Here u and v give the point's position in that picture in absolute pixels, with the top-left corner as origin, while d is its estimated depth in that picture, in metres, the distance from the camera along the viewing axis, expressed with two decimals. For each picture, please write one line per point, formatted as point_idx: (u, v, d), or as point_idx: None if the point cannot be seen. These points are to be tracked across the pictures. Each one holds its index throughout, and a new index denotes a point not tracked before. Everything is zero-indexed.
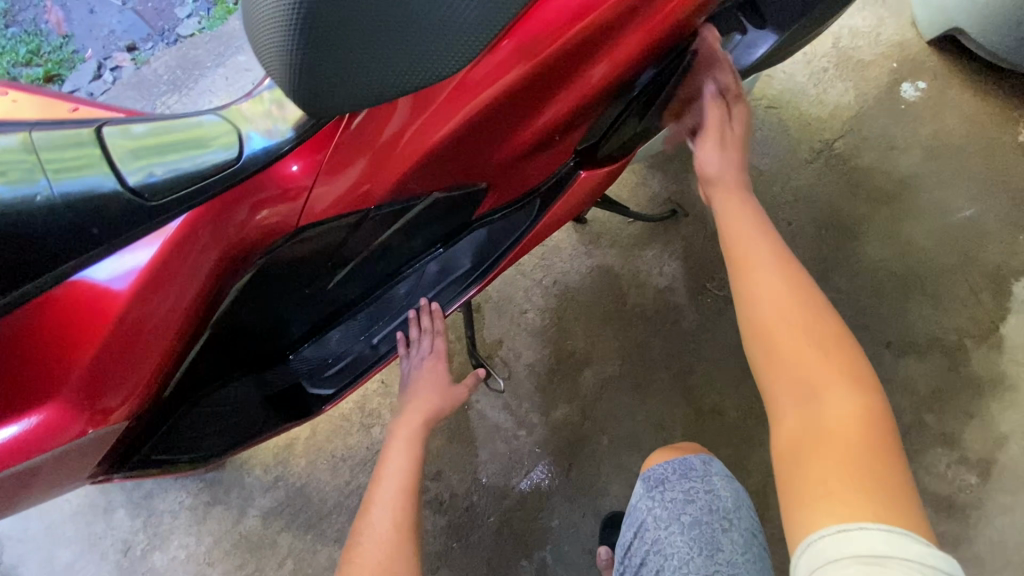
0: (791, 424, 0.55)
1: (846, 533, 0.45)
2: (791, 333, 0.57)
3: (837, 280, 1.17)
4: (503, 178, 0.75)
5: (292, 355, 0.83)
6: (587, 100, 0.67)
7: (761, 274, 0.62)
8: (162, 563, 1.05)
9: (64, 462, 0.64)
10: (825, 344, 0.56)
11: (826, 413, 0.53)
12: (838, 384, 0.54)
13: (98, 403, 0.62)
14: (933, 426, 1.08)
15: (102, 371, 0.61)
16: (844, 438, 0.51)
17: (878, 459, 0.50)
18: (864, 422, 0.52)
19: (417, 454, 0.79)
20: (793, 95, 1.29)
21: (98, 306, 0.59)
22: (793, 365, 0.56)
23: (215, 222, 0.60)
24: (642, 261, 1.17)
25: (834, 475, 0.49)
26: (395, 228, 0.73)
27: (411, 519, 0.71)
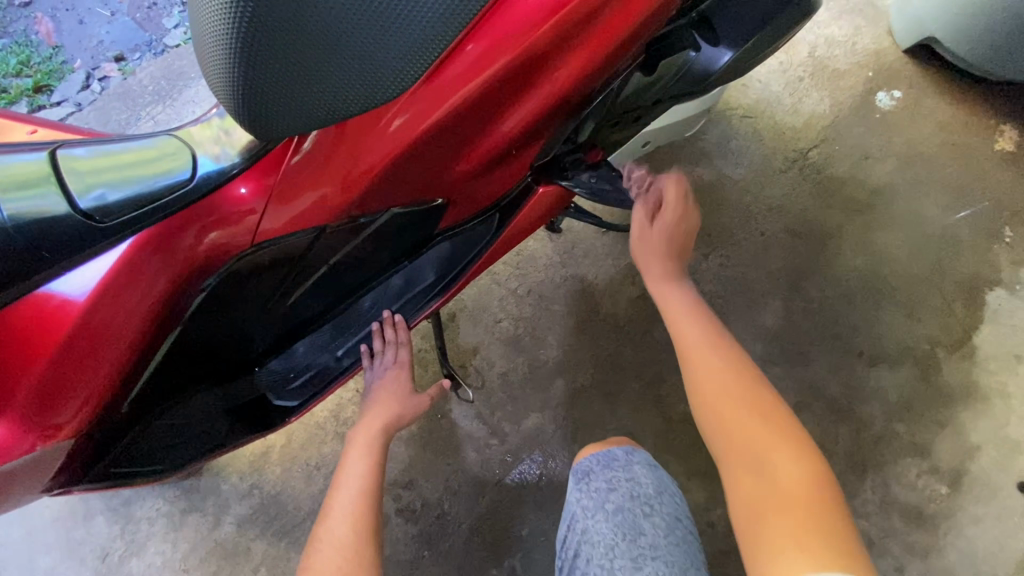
0: (744, 486, 0.55)
1: None
2: (730, 397, 0.60)
3: (810, 289, 1.17)
4: (461, 195, 0.75)
5: (259, 368, 0.85)
6: (541, 117, 0.66)
7: (697, 342, 0.65)
8: (138, 570, 1.06)
9: (28, 471, 0.67)
10: (761, 409, 0.58)
11: (779, 474, 0.54)
12: (780, 445, 0.56)
13: (58, 412, 0.65)
14: (904, 436, 1.09)
15: (60, 384, 0.63)
16: (797, 499, 0.52)
17: (827, 517, 0.50)
18: (808, 479, 0.53)
19: (375, 461, 0.79)
20: (769, 104, 1.29)
21: (54, 321, 0.61)
22: (734, 428, 0.58)
23: (166, 244, 0.62)
24: (616, 270, 1.18)
25: (790, 538, 0.50)
26: (354, 244, 0.74)
27: (371, 524, 0.70)
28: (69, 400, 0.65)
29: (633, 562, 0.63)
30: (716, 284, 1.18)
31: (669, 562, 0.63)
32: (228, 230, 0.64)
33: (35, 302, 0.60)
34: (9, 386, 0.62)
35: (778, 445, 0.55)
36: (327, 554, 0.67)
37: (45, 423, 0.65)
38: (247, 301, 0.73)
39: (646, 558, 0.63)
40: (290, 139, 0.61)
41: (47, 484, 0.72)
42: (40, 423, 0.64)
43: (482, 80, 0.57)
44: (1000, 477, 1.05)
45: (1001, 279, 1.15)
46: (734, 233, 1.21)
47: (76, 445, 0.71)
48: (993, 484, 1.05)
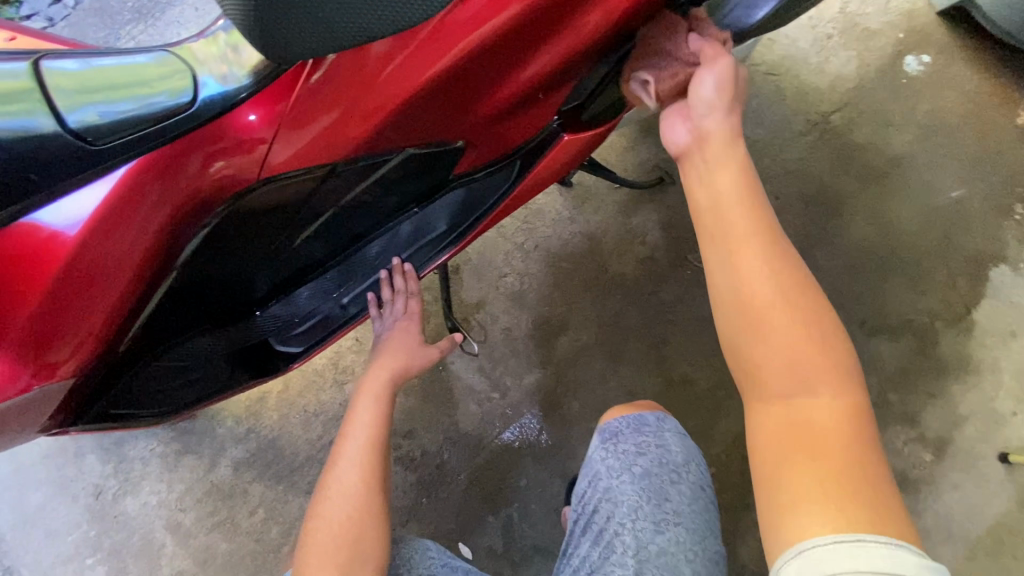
0: (772, 427, 0.47)
1: (842, 547, 0.40)
2: (772, 299, 0.47)
3: (819, 257, 1.15)
4: (483, 136, 0.70)
5: (259, 312, 0.80)
6: (576, 55, 0.60)
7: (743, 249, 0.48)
8: (133, 508, 1.06)
9: (26, 412, 0.64)
10: (804, 312, 0.47)
11: (812, 413, 0.46)
12: (824, 384, 0.46)
13: (52, 352, 0.61)
14: (896, 405, 1.11)
15: (52, 321, 0.59)
16: (830, 442, 0.45)
17: (860, 465, 0.44)
18: (850, 424, 0.46)
19: (384, 408, 0.76)
20: (794, 62, 1.24)
21: (41, 253, 0.55)
22: (765, 342, 0.47)
23: (163, 175, 0.56)
24: (627, 229, 1.15)
25: (818, 486, 0.43)
26: (367, 182, 0.69)
27: (379, 472, 0.70)
28: (64, 339, 0.61)
29: (656, 524, 0.65)
30: None
31: (691, 529, 0.65)
32: (238, 159, 0.58)
33: (14, 232, 0.55)
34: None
35: (816, 378, 0.46)
36: (337, 499, 0.67)
37: (38, 365, 0.61)
38: (253, 239, 0.68)
39: (669, 523, 0.65)
40: (304, 64, 0.55)
41: (42, 425, 0.69)
42: (32, 362, 0.60)
43: (517, 6, 0.51)
44: (983, 446, 1.09)
45: (1008, 256, 1.15)
46: None
47: (71, 389, 0.67)
48: (975, 453, 1.09)
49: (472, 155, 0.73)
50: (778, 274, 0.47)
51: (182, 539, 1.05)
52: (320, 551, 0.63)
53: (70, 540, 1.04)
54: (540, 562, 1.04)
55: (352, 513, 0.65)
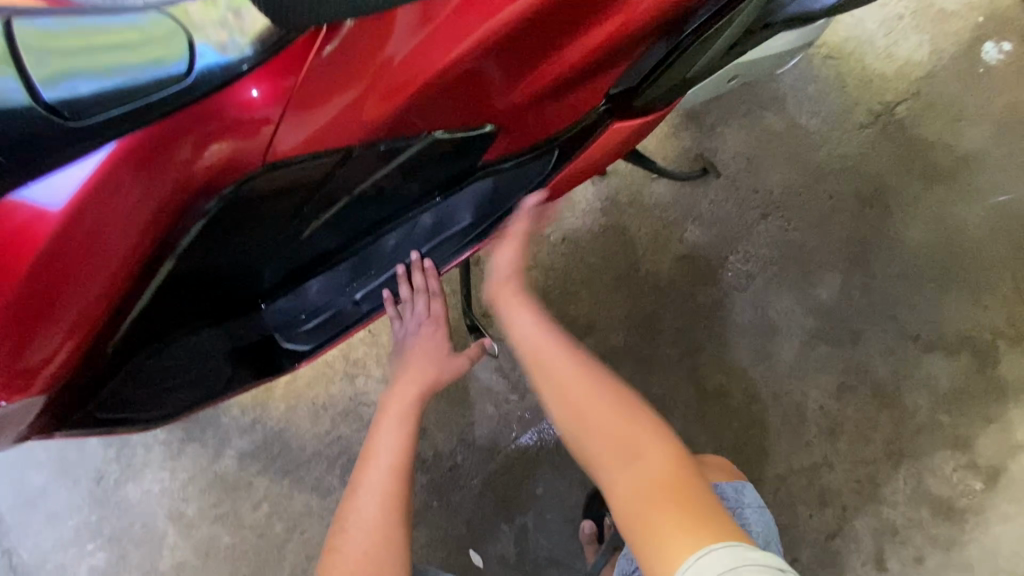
0: (628, 488, 0.57)
1: (704, 557, 0.48)
2: (580, 385, 0.64)
3: (873, 263, 1.05)
4: (518, 120, 0.62)
5: (265, 306, 0.74)
6: (628, 33, 0.56)
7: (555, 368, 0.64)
8: (135, 495, 1.02)
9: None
10: (609, 390, 0.64)
11: (649, 460, 0.58)
12: (647, 439, 0.60)
13: (20, 361, 0.50)
14: (947, 428, 1.02)
15: (19, 324, 0.48)
16: (667, 480, 0.56)
17: (687, 485, 0.56)
18: (675, 461, 0.58)
19: (408, 432, 0.73)
20: (858, 44, 1.12)
21: (10, 242, 0.45)
22: (594, 422, 0.62)
23: (153, 154, 0.47)
24: (663, 224, 1.07)
25: (676, 530, 0.52)
26: (386, 169, 0.61)
27: (404, 503, 0.69)
28: (35, 346, 0.50)
29: None
30: (772, 247, 1.06)
31: None
32: (238, 143, 0.50)
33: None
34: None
35: (641, 433, 0.60)
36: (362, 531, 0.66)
37: (8, 376, 0.50)
38: (257, 229, 0.61)
39: None
40: (317, 29, 0.49)
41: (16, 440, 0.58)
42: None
43: None
44: None
45: None
46: (799, 192, 1.08)
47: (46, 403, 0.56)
48: None
49: (504, 142, 0.65)
50: (588, 377, 0.64)
51: (185, 529, 1.01)
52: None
53: (71, 524, 1.02)
54: (554, 573, 0.99)
55: (370, 550, 0.66)
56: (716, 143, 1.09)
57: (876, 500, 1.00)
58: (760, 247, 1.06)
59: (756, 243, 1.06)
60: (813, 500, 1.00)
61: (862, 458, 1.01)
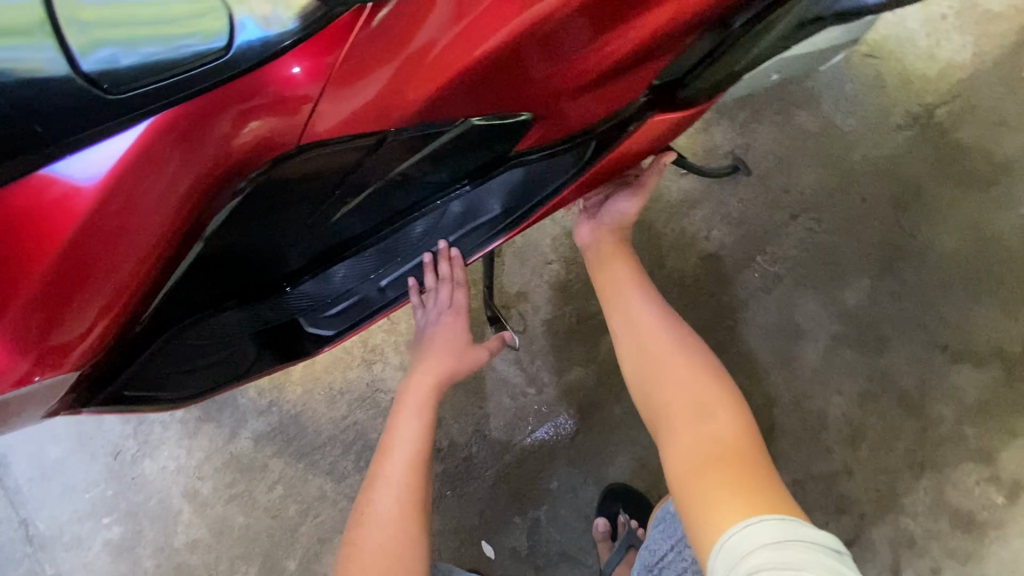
0: (683, 447, 0.60)
1: (747, 528, 0.50)
2: (662, 342, 0.68)
3: (904, 270, 1.03)
4: (558, 110, 0.60)
5: (290, 289, 0.73)
6: (680, 24, 0.55)
7: (647, 327, 0.70)
8: (151, 472, 1.03)
9: (27, 402, 0.53)
10: (693, 355, 0.67)
11: (716, 428, 0.60)
12: (723, 408, 0.62)
13: (54, 335, 0.50)
14: (971, 440, 0.99)
15: (56, 299, 0.48)
16: (730, 448, 0.58)
17: (751, 461, 0.57)
18: (744, 435, 0.59)
19: (426, 425, 0.77)
20: (899, 44, 1.09)
21: (43, 217, 0.45)
22: (668, 385, 0.65)
23: (189, 131, 0.46)
24: (690, 221, 1.05)
25: (726, 491, 0.54)
26: (419, 155, 0.60)
27: (419, 498, 0.72)
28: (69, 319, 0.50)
29: None
30: (801, 249, 1.04)
31: None
32: (278, 121, 0.49)
33: (9, 193, 0.44)
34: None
35: (714, 401, 0.62)
36: (380, 523, 0.70)
37: (41, 351, 0.50)
38: (288, 211, 0.60)
39: None
40: (362, 5, 0.48)
41: (45, 413, 0.58)
42: (30, 348, 0.49)
43: None
44: None
45: None
46: (831, 194, 1.05)
47: (76, 378, 0.57)
48: None
49: (542, 131, 0.63)
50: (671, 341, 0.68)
51: (199, 508, 1.02)
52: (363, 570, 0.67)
53: (88, 498, 1.03)
54: (564, 568, 0.98)
55: (386, 542, 0.69)
56: (748, 141, 1.07)
57: (895, 510, 0.98)
58: (788, 249, 1.04)
59: (784, 244, 1.04)
60: (830, 507, 0.99)
61: (883, 467, 0.99)
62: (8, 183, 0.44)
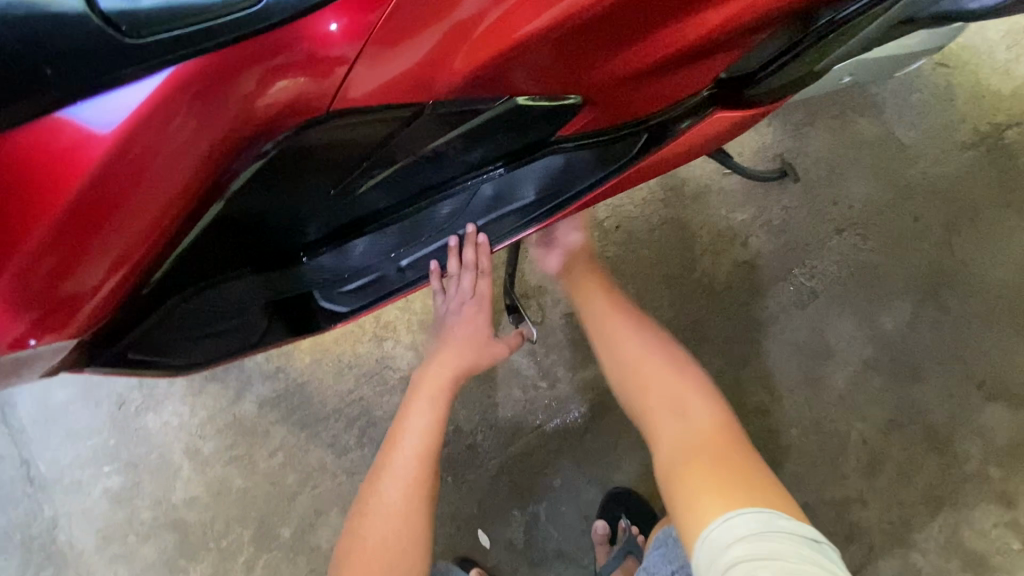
0: (671, 444, 0.67)
1: (728, 520, 0.57)
2: (642, 346, 0.73)
3: (949, 298, 0.97)
4: (612, 98, 0.56)
5: (306, 260, 0.68)
6: (759, 16, 0.50)
7: (628, 330, 0.75)
8: (154, 425, 1.03)
9: (28, 361, 0.50)
10: (668, 353, 0.73)
11: (695, 422, 0.67)
12: (697, 401, 0.69)
13: (60, 294, 0.46)
14: (996, 482, 0.95)
15: (62, 259, 0.44)
16: (711, 442, 0.65)
17: (732, 452, 0.64)
18: (721, 427, 0.67)
19: (438, 420, 0.75)
20: (975, 55, 1.01)
21: (50, 167, 0.40)
22: (652, 388, 0.71)
23: (213, 86, 0.41)
24: (728, 225, 1.00)
25: (707, 488, 0.60)
26: (454, 133, 0.56)
27: (424, 495, 0.71)
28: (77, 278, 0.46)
29: None
30: (842, 266, 0.99)
31: None
32: (309, 84, 0.44)
33: (15, 139, 0.40)
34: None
35: (692, 394, 0.69)
36: (382, 516, 0.70)
37: (52, 305, 0.47)
38: (309, 176, 0.56)
39: None
40: None
41: (45, 372, 0.55)
42: (34, 306, 0.46)
43: None
44: None
45: None
46: (882, 210, 0.99)
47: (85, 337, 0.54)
48: None
49: (592, 116, 0.58)
50: (652, 345, 0.74)
51: (199, 466, 1.02)
52: (365, 554, 0.70)
53: (90, 444, 1.03)
54: (559, 566, 0.97)
55: (387, 537, 0.70)
56: (799, 145, 1.01)
57: (906, 545, 0.95)
58: (828, 264, 0.99)
59: (824, 258, 0.99)
60: (839, 535, 0.96)
61: (899, 500, 0.95)
62: (14, 128, 0.40)
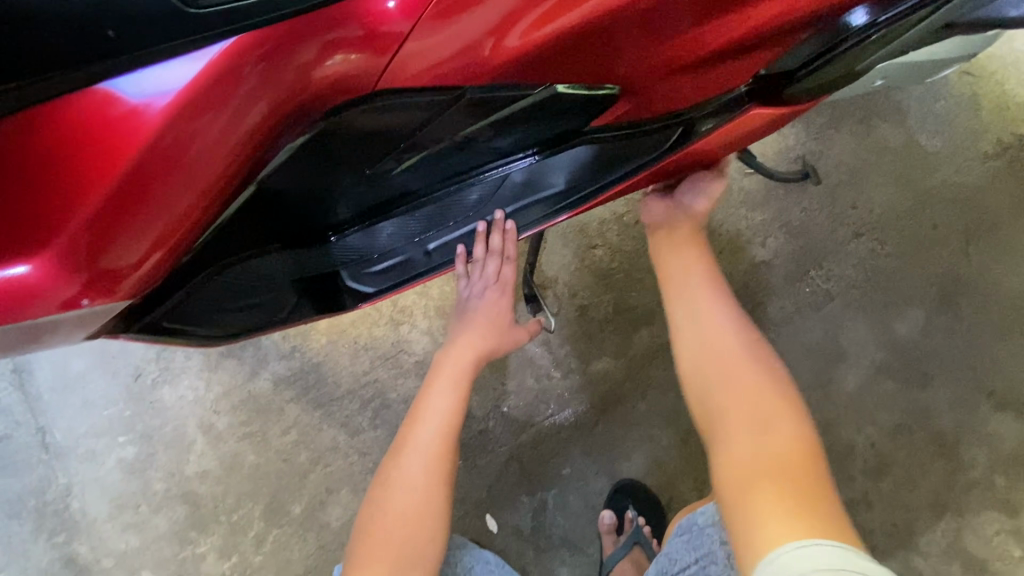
0: (744, 455, 0.60)
1: (802, 548, 0.51)
2: (724, 338, 0.69)
3: (963, 307, 0.98)
4: (650, 90, 0.57)
5: (335, 240, 0.70)
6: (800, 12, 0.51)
7: (712, 318, 0.70)
8: (169, 398, 1.04)
9: (65, 326, 0.50)
10: (756, 356, 0.67)
11: (778, 441, 0.60)
12: (780, 419, 0.62)
13: (101, 263, 0.46)
14: (1000, 490, 0.96)
15: (109, 224, 0.44)
16: (792, 464, 0.58)
17: (812, 483, 0.57)
18: (806, 452, 0.59)
19: (460, 399, 0.76)
20: (1003, 65, 1.01)
21: (106, 133, 0.41)
22: (734, 389, 0.65)
23: (271, 58, 0.42)
24: (747, 225, 1.01)
25: (778, 513, 0.55)
26: (492, 119, 0.56)
27: (445, 472, 0.72)
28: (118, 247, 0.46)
29: None
30: (859, 270, 0.99)
31: None
32: (363, 59, 0.45)
33: (74, 103, 0.40)
34: (37, 212, 0.42)
35: (778, 411, 0.62)
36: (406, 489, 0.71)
37: (92, 276, 0.46)
38: (347, 155, 0.57)
39: None
40: None
41: (86, 337, 0.56)
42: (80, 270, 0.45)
43: None
44: None
45: None
46: (901, 216, 1.00)
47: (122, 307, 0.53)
48: None
49: (627, 106, 0.59)
50: (735, 340, 0.68)
51: (213, 440, 1.03)
52: (386, 527, 0.70)
53: (106, 414, 1.04)
54: (564, 553, 0.98)
55: (407, 512, 0.71)
56: (822, 148, 1.01)
57: (908, 547, 0.96)
58: (845, 267, 0.99)
59: (841, 261, 0.99)
60: None
61: (904, 503, 0.97)
62: (73, 92, 0.40)
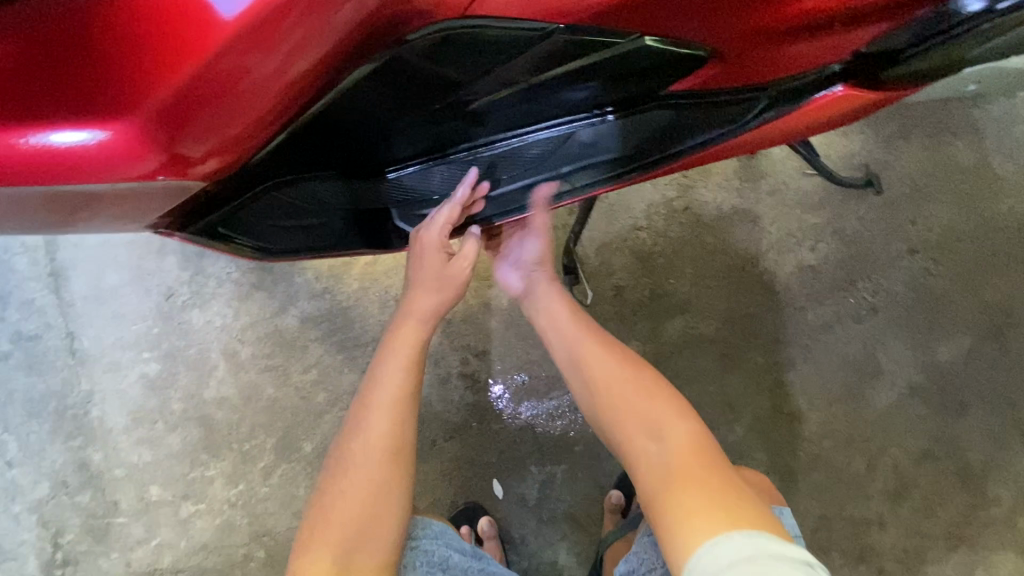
0: (652, 461, 0.61)
1: (716, 543, 0.52)
2: (601, 363, 0.68)
3: (1010, 340, 0.95)
4: (742, 57, 0.55)
5: (390, 176, 0.69)
6: None
7: (583, 345, 0.70)
8: (197, 322, 1.05)
9: (120, 207, 0.49)
10: (632, 363, 0.68)
11: (672, 439, 0.62)
12: (671, 417, 0.63)
13: (178, 145, 0.45)
14: (1020, 531, 0.93)
15: (190, 109, 0.43)
16: (689, 461, 0.59)
17: (714, 474, 0.58)
18: (699, 444, 0.61)
19: (412, 375, 0.64)
20: None
21: (198, 16, 0.38)
22: (618, 403, 0.65)
23: None
24: (797, 226, 0.98)
25: (693, 501, 0.56)
26: (573, 66, 0.54)
27: (404, 448, 0.63)
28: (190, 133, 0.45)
29: None
30: (907, 287, 0.96)
31: None
32: None
33: None
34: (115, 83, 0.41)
35: (667, 412, 0.63)
36: (355, 492, 0.61)
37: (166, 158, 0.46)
38: (426, 85, 0.54)
39: None
40: None
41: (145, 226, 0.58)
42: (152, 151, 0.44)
43: None
44: None
45: None
46: (960, 238, 0.96)
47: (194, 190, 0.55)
48: None
49: (711, 74, 0.57)
50: (615, 358, 0.68)
51: (234, 369, 1.04)
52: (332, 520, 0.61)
53: (134, 329, 1.05)
54: (565, 529, 0.98)
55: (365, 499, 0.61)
56: (888, 157, 0.98)
57: None
58: (893, 283, 0.96)
59: (890, 276, 0.96)
60: (851, 553, 0.94)
61: (919, 530, 0.94)
62: None
